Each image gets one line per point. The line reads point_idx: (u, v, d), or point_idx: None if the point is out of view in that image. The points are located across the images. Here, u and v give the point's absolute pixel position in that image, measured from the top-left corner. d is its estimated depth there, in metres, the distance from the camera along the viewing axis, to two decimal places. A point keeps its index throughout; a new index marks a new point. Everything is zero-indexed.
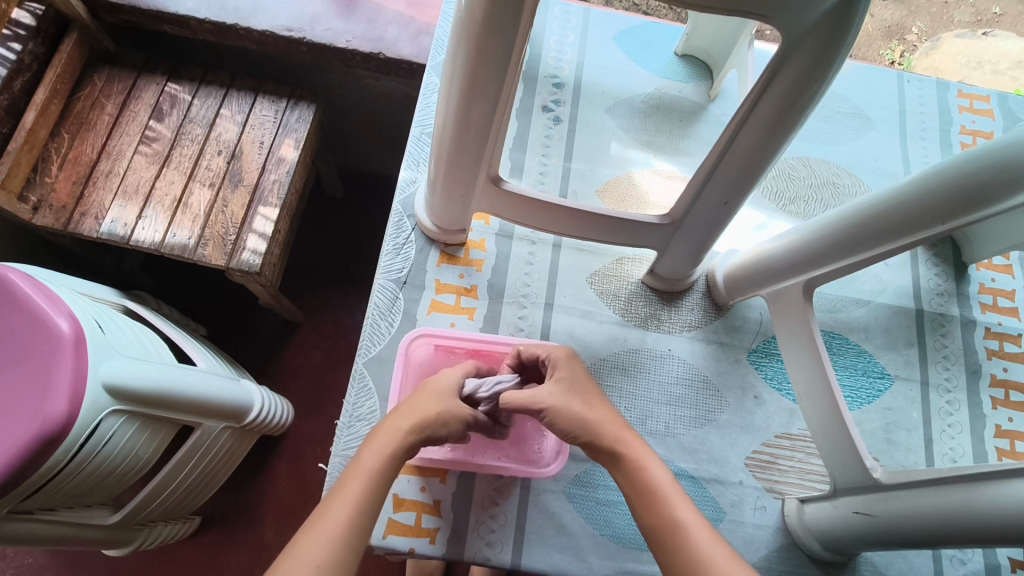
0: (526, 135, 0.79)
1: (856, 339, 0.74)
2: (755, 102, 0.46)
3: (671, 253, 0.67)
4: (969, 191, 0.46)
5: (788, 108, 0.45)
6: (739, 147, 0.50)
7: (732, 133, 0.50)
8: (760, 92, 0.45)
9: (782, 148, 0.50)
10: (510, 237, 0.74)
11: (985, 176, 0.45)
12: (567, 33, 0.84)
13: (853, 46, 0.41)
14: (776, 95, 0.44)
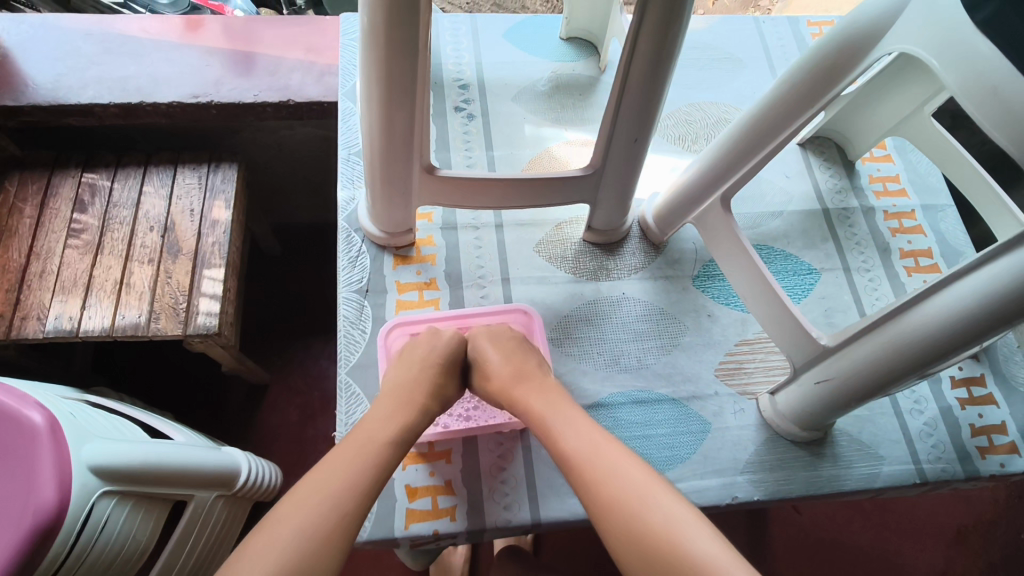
0: (446, 135, 0.84)
1: (781, 246, 0.83)
2: (636, 37, 0.53)
3: (602, 204, 0.74)
4: (825, 74, 0.54)
5: (665, 35, 0.52)
6: (633, 83, 0.57)
7: (624, 69, 0.56)
8: (638, 25, 0.52)
9: (669, 76, 0.57)
10: (455, 228, 0.79)
11: (833, 58, 0.53)
12: (460, 40, 0.91)
13: None
14: (652, 27, 0.52)
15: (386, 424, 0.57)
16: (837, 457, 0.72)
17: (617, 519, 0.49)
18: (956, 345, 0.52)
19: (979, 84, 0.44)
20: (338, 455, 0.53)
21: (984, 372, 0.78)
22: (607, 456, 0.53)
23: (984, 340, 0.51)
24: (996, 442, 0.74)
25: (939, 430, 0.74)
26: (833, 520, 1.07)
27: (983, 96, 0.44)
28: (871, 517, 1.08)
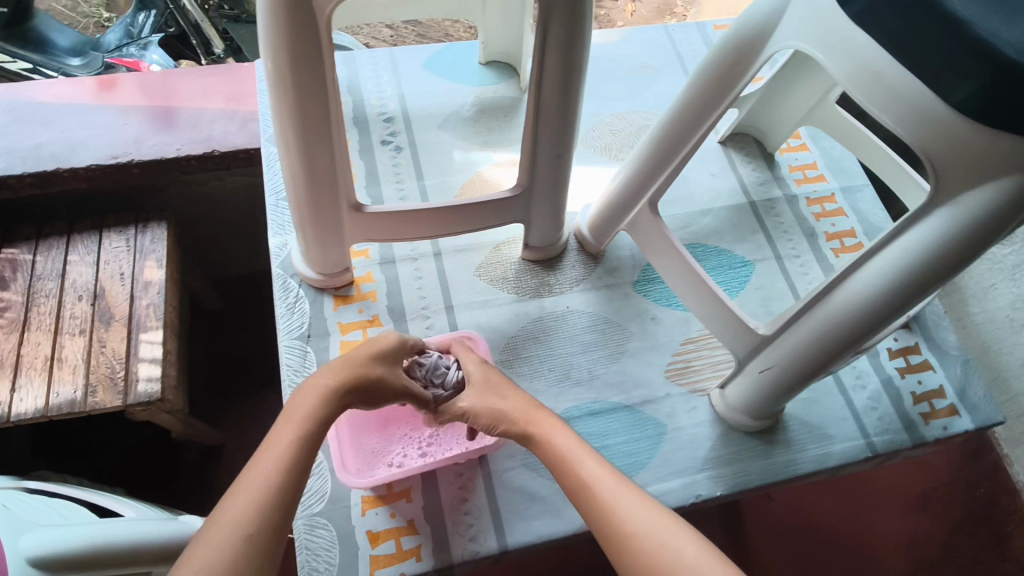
0: (375, 170, 0.84)
1: (714, 243, 0.85)
2: (542, 55, 0.54)
3: (536, 222, 0.74)
4: (725, 75, 0.56)
5: (569, 49, 0.54)
6: (547, 100, 0.58)
7: (535, 87, 0.57)
8: (542, 43, 0.53)
9: (581, 89, 0.58)
10: (394, 261, 0.78)
11: (731, 60, 0.55)
12: (380, 74, 0.91)
13: None
14: (555, 43, 0.53)
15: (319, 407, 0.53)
16: (790, 442, 0.74)
17: (608, 525, 0.49)
18: (879, 321, 0.53)
19: (856, 65, 0.45)
20: (278, 471, 0.48)
21: (917, 341, 0.82)
22: (599, 464, 0.53)
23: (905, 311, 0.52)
24: (937, 406, 0.78)
25: (882, 403, 0.77)
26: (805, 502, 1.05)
27: (861, 80, 0.45)
28: (840, 495, 1.06)
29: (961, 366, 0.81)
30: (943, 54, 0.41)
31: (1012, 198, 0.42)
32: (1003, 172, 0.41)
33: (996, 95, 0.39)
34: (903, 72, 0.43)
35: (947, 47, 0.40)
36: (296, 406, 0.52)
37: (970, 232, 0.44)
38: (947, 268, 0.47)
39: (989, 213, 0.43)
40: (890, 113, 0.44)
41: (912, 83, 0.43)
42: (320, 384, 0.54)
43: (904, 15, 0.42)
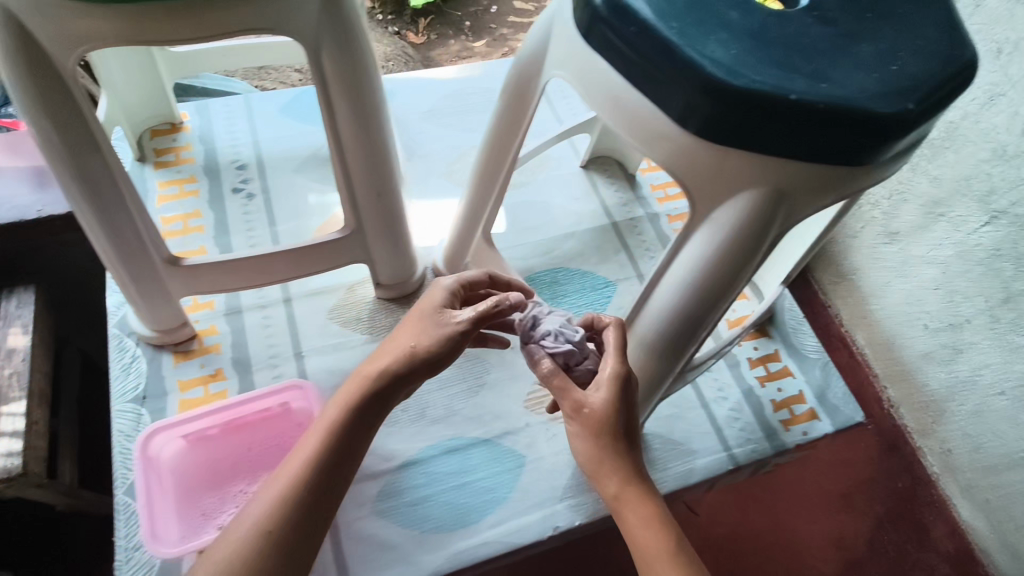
0: (225, 219, 0.81)
1: (577, 264, 0.85)
2: (328, 101, 0.52)
3: (380, 260, 0.73)
4: (511, 109, 0.54)
5: (353, 94, 0.52)
6: (347, 145, 0.57)
7: (332, 134, 0.55)
8: (323, 90, 0.52)
9: (384, 129, 0.57)
10: (240, 311, 0.75)
11: (511, 94, 0.53)
12: (235, 121, 0.89)
13: (360, 22, 0.49)
14: (336, 88, 0.51)
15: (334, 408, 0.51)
16: (652, 462, 0.73)
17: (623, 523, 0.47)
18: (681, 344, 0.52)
19: (599, 87, 0.44)
20: (276, 487, 0.48)
21: (778, 348, 0.83)
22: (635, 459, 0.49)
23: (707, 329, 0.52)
24: (797, 412, 0.79)
25: (744, 413, 0.78)
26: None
27: (605, 104, 0.44)
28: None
29: (821, 369, 0.82)
30: (663, 77, 0.40)
31: (757, 209, 0.42)
32: (745, 187, 0.42)
33: (717, 118, 0.39)
34: (638, 96, 0.42)
35: (666, 68, 0.39)
36: (352, 382, 0.52)
37: (731, 246, 0.44)
38: (724, 284, 0.46)
39: (742, 225, 0.43)
40: (637, 137, 0.43)
41: (647, 106, 0.42)
42: (395, 348, 0.52)
43: (625, 37, 0.41)
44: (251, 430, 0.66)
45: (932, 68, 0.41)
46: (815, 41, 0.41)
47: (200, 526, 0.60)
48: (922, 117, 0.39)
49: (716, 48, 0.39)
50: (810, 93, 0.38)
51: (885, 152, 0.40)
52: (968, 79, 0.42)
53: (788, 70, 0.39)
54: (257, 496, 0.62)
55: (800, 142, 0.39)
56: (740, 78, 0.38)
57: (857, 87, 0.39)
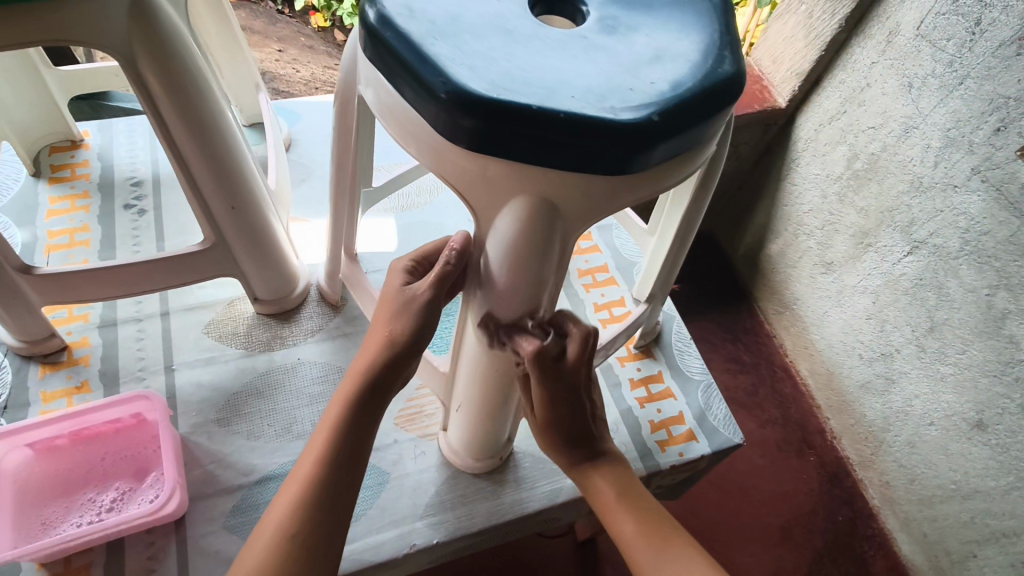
0: (113, 234, 0.82)
1: None
2: (155, 105, 0.55)
3: (252, 275, 0.74)
4: (343, 115, 0.58)
5: (183, 104, 0.56)
6: (187, 149, 0.59)
7: (168, 140, 0.58)
8: (149, 97, 0.54)
9: (222, 135, 0.60)
10: (114, 324, 0.76)
11: (341, 101, 0.57)
12: (136, 140, 0.92)
13: (177, 32, 0.53)
14: (164, 100, 0.55)
15: (333, 414, 0.51)
16: (520, 480, 0.73)
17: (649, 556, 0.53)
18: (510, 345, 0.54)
19: (386, 106, 0.47)
20: (289, 500, 0.48)
21: (661, 369, 0.84)
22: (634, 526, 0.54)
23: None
24: (674, 433, 0.79)
25: (620, 433, 0.78)
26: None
27: (390, 119, 0.47)
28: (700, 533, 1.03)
29: (703, 391, 0.83)
30: (419, 90, 0.41)
31: (531, 218, 0.43)
32: (514, 194, 0.43)
33: (471, 128, 0.40)
34: (409, 111, 0.45)
35: (421, 81, 0.41)
36: (349, 376, 0.52)
37: (518, 253, 0.45)
38: (524, 288, 0.48)
39: (522, 233, 0.44)
40: (416, 148, 0.46)
41: (418, 119, 0.44)
42: (375, 340, 0.52)
43: (389, 54, 0.42)
44: (104, 440, 0.65)
45: (689, 83, 0.42)
46: (576, 60, 0.43)
47: (36, 535, 0.59)
48: (672, 128, 0.41)
49: (466, 64, 0.40)
50: (553, 103, 0.39)
51: (643, 163, 0.42)
52: (731, 96, 0.43)
53: (536, 84, 0.40)
54: (101, 506, 0.62)
55: (552, 151, 0.40)
56: (481, 90, 0.39)
57: (603, 100, 0.40)
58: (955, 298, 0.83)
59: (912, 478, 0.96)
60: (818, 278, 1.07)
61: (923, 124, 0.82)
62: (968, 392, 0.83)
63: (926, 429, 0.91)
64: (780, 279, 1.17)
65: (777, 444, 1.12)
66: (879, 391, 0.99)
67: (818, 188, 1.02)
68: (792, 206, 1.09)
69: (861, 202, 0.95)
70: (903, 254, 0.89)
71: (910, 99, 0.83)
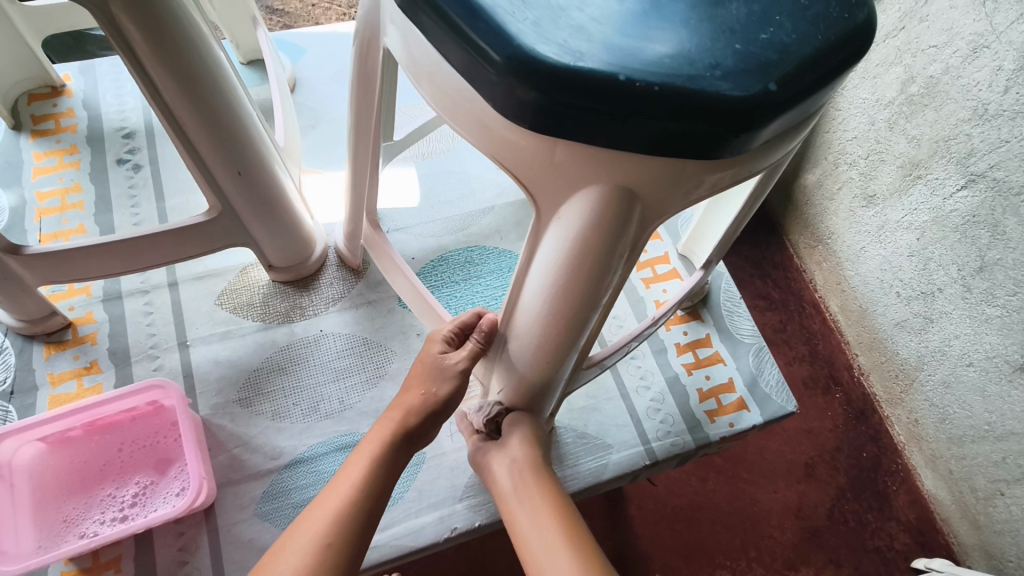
0: (108, 195, 0.74)
1: (493, 244, 0.78)
2: (139, 66, 0.47)
3: (265, 242, 0.67)
4: (362, 61, 0.48)
5: (172, 62, 0.47)
6: (182, 114, 0.52)
7: (159, 105, 0.50)
8: (132, 55, 0.46)
9: (221, 95, 0.52)
10: (120, 297, 0.70)
11: (361, 44, 0.47)
12: (123, 84, 0.82)
13: None
14: (149, 56, 0.47)
15: (367, 447, 0.54)
16: (562, 457, 0.69)
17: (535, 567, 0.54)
18: (564, 337, 0.47)
19: (420, 66, 0.38)
20: (325, 511, 0.50)
21: (710, 332, 0.78)
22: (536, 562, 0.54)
23: (582, 333, 0.47)
24: (724, 402, 0.74)
25: (666, 403, 0.73)
26: (688, 482, 0.95)
27: (427, 83, 0.38)
28: (724, 472, 0.97)
29: (754, 354, 0.77)
30: (471, 52, 0.33)
31: (606, 210, 0.36)
32: (587, 182, 0.35)
33: (538, 106, 0.32)
34: (453, 77, 0.36)
35: (475, 44, 0.32)
36: (383, 424, 0.55)
37: (586, 249, 0.38)
38: (590, 284, 0.41)
39: (594, 225, 0.37)
40: (464, 125, 0.38)
41: (466, 89, 0.36)
42: (410, 399, 0.56)
43: (431, 7, 0.34)
44: (121, 430, 0.61)
45: (814, 39, 0.34)
46: (665, 8, 0.34)
47: (60, 534, 0.56)
48: (791, 98, 0.32)
49: (530, 16, 0.32)
50: (643, 72, 0.31)
51: (751, 143, 0.34)
52: (859, 53, 0.35)
53: (619, 43, 0.31)
54: (125, 501, 0.58)
55: (642, 133, 0.32)
56: (552, 56, 0.30)
57: (708, 63, 0.32)
58: (1011, 237, 0.75)
59: (943, 417, 0.91)
60: (858, 211, 0.97)
61: (995, 43, 0.71)
62: (1013, 334, 0.77)
63: (964, 369, 0.85)
64: (815, 213, 1.07)
65: (805, 382, 1.04)
66: (915, 329, 0.92)
67: (864, 114, 0.91)
68: (834, 133, 0.98)
69: (913, 130, 0.84)
70: (957, 188, 0.80)
71: (982, 13, 0.72)
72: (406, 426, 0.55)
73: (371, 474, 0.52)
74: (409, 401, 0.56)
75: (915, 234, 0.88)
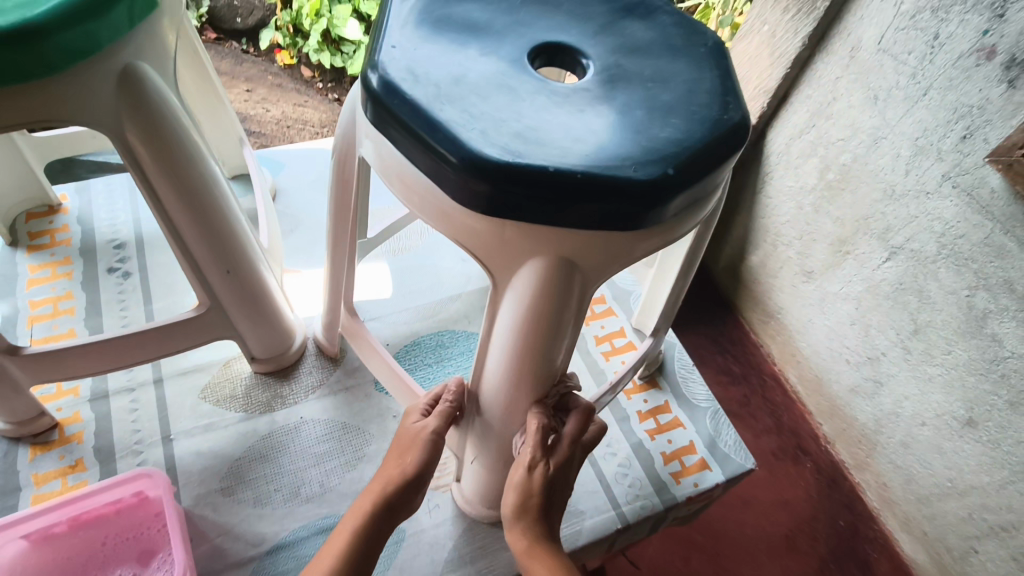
0: (98, 300, 0.79)
1: (462, 327, 0.85)
2: (147, 180, 0.55)
3: (251, 334, 0.72)
4: (340, 167, 0.57)
5: (176, 176, 0.55)
6: (180, 221, 0.59)
7: (161, 213, 0.58)
8: (142, 171, 0.54)
9: (217, 202, 0.59)
10: (106, 395, 0.73)
11: (339, 154, 0.56)
12: (115, 201, 0.89)
13: (168, 104, 0.53)
14: (153, 168, 0.54)
15: (350, 518, 0.58)
16: None
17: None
18: (527, 396, 0.52)
19: (390, 168, 0.46)
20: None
21: (668, 399, 0.84)
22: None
23: (542, 391, 0.53)
24: (687, 463, 0.78)
25: (633, 467, 0.77)
26: (672, 562, 0.98)
27: (397, 181, 0.46)
28: (707, 550, 0.99)
29: (710, 417, 0.83)
30: (432, 155, 0.41)
31: (551, 277, 0.43)
32: (533, 256, 0.43)
33: (488, 195, 0.40)
34: (418, 175, 0.44)
35: (436, 148, 0.40)
36: (365, 494, 0.59)
37: (537, 312, 0.45)
38: (545, 344, 0.47)
39: (541, 291, 0.44)
40: (429, 214, 0.45)
41: (429, 185, 0.44)
42: (389, 469, 0.60)
43: (398, 120, 0.42)
44: (105, 523, 0.62)
45: (703, 134, 0.43)
46: (585, 115, 0.43)
47: None
48: (688, 180, 0.41)
49: (478, 126, 0.40)
50: (570, 164, 0.39)
51: (661, 215, 0.42)
52: (740, 143, 0.44)
53: (550, 144, 0.40)
54: None
55: (574, 212, 0.40)
56: (497, 155, 0.39)
57: (622, 155, 0.40)
58: (936, 300, 0.84)
59: (909, 477, 0.96)
60: (800, 286, 1.06)
61: (892, 134, 0.83)
62: (956, 391, 0.84)
63: (919, 429, 0.91)
64: (760, 289, 1.16)
65: (774, 453, 1.10)
66: (868, 394, 0.99)
67: (792, 200, 1.02)
68: (769, 220, 1.08)
69: (835, 211, 0.95)
70: (883, 260, 0.89)
71: (876, 111, 0.84)
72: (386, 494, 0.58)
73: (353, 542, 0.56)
74: (388, 469, 0.60)
75: (855, 303, 0.96)
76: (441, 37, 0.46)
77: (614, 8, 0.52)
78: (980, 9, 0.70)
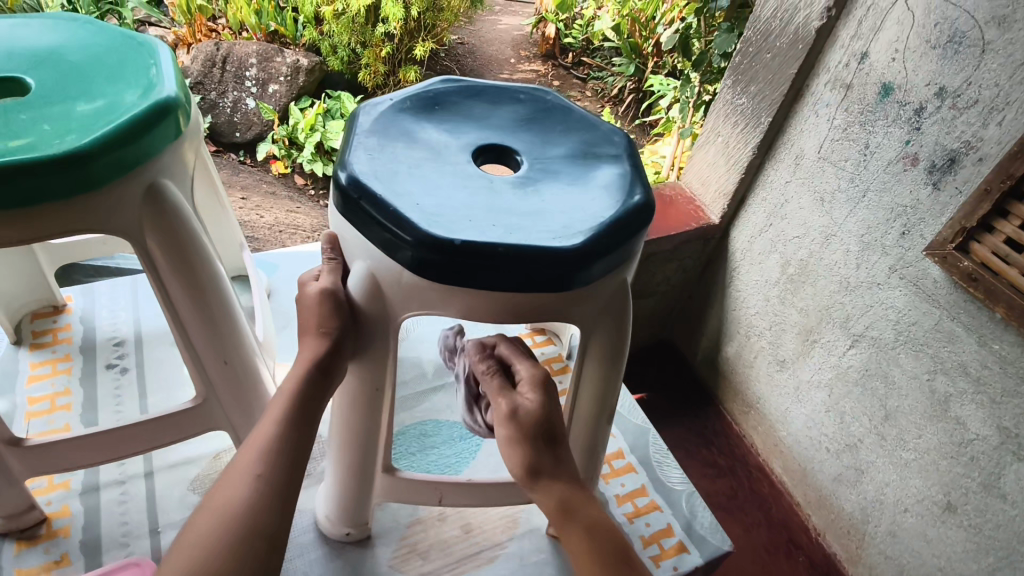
0: (94, 396, 0.83)
1: (447, 416, 0.90)
2: (159, 277, 0.61)
3: (243, 425, 0.75)
4: None
5: (184, 274, 0.61)
6: (182, 312, 0.64)
7: (167, 305, 0.63)
8: (153, 268, 0.60)
9: (219, 299, 0.65)
10: (97, 489, 0.75)
11: None
12: (118, 302, 0.95)
13: (183, 213, 0.60)
14: (166, 268, 0.60)
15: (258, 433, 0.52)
16: None
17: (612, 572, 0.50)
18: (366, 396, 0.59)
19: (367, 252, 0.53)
20: (219, 501, 0.47)
21: (644, 482, 0.87)
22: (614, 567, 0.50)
23: (380, 397, 0.60)
24: (665, 546, 0.80)
25: None
26: None
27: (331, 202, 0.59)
28: None
29: (686, 499, 0.85)
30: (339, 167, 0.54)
31: (373, 276, 0.53)
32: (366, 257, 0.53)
33: (346, 201, 0.51)
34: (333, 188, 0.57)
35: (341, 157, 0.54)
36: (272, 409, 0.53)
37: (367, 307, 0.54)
38: (376, 335, 0.55)
39: (362, 294, 0.54)
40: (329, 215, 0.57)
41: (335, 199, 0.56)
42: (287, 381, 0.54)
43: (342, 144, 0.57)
44: None
45: (535, 238, 0.49)
46: (460, 188, 0.53)
47: None
48: (501, 257, 0.47)
49: (373, 158, 0.53)
50: (394, 201, 0.49)
51: (469, 279, 0.49)
52: (571, 263, 0.49)
53: (401, 187, 0.51)
54: None
55: (390, 239, 0.49)
56: (362, 173, 0.51)
57: (433, 217, 0.48)
58: (901, 385, 0.88)
59: (901, 568, 0.95)
60: (776, 375, 1.11)
61: (840, 232, 0.91)
62: (932, 475, 0.86)
63: (903, 516, 0.92)
64: (740, 380, 1.21)
65: (765, 547, 1.10)
66: (851, 482, 1.00)
67: (760, 293, 1.10)
68: (739, 310, 1.16)
69: (800, 302, 1.02)
70: (847, 347, 0.95)
71: (824, 211, 0.93)
72: (292, 402, 0.53)
73: (253, 454, 0.50)
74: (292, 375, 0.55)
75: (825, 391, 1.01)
76: (416, 117, 0.61)
77: (583, 147, 0.61)
78: (899, 124, 0.80)
